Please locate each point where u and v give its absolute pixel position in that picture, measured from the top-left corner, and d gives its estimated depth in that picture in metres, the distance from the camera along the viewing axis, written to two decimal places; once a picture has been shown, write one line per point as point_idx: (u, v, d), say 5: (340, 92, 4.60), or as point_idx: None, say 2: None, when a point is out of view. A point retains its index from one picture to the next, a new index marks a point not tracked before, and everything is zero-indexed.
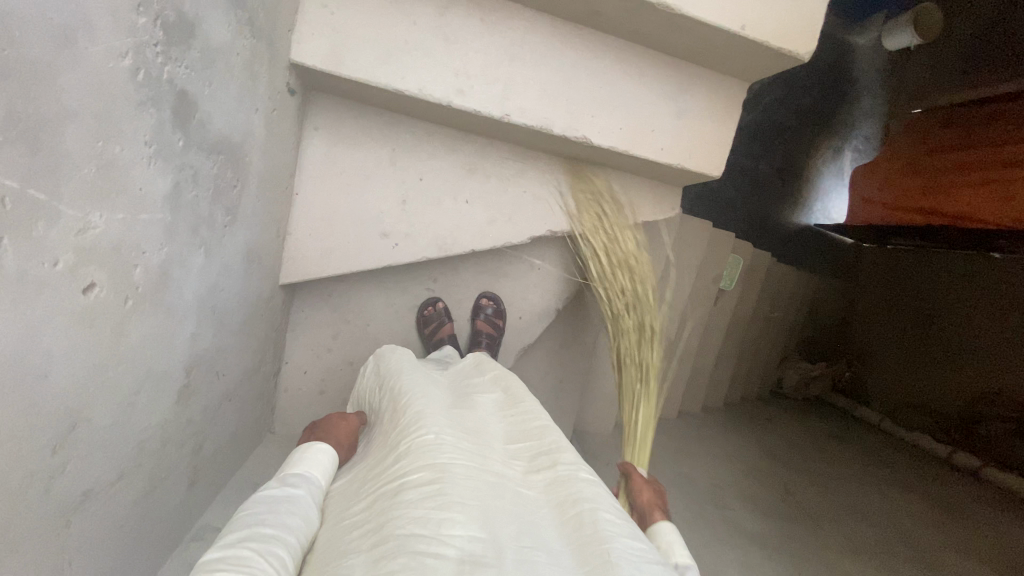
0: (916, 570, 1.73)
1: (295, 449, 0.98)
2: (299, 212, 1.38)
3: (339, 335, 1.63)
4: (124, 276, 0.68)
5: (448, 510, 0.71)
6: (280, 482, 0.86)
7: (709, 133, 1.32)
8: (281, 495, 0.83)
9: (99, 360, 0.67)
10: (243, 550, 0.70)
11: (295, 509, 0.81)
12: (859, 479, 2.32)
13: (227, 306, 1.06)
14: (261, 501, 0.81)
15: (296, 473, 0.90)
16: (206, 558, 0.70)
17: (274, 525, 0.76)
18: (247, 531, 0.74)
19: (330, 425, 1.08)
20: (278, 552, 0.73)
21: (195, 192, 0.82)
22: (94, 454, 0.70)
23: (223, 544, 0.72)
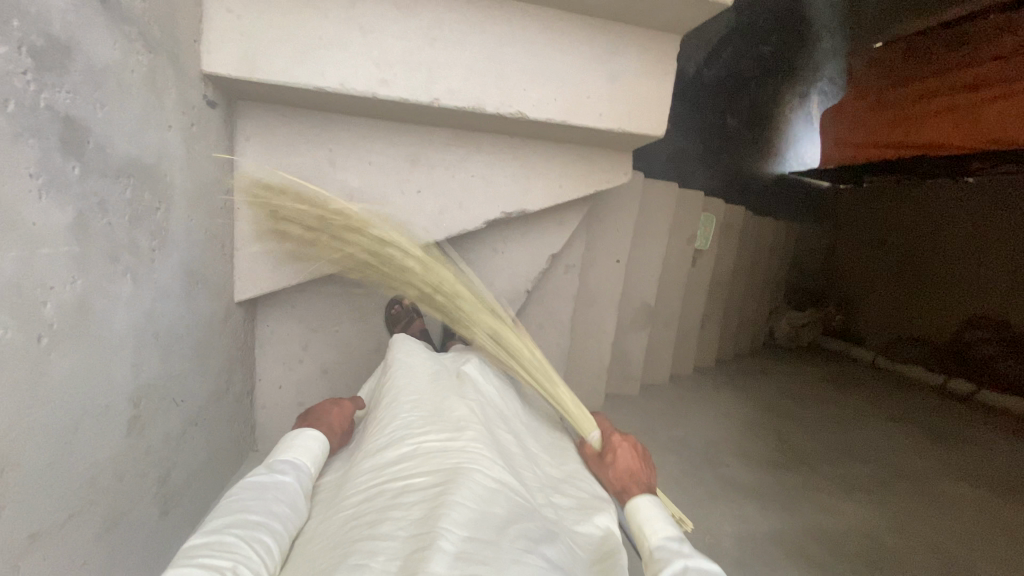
0: (912, 501, 1.75)
1: (288, 434, 0.98)
2: (244, 226, 1.36)
3: (309, 344, 1.62)
4: (33, 314, 0.67)
5: (448, 506, 0.71)
6: (267, 468, 0.86)
7: (646, 93, 1.30)
8: (269, 482, 0.83)
9: (18, 403, 0.65)
10: (227, 538, 0.70)
11: (281, 496, 0.81)
12: (853, 418, 2.33)
13: (173, 331, 1.04)
14: (247, 489, 0.80)
15: (285, 459, 0.90)
16: (190, 543, 0.70)
17: (259, 512, 0.75)
18: (231, 518, 0.73)
19: (322, 411, 1.07)
20: (264, 539, 0.72)
21: (106, 219, 0.80)
22: (33, 496, 0.69)
23: (207, 530, 0.71)
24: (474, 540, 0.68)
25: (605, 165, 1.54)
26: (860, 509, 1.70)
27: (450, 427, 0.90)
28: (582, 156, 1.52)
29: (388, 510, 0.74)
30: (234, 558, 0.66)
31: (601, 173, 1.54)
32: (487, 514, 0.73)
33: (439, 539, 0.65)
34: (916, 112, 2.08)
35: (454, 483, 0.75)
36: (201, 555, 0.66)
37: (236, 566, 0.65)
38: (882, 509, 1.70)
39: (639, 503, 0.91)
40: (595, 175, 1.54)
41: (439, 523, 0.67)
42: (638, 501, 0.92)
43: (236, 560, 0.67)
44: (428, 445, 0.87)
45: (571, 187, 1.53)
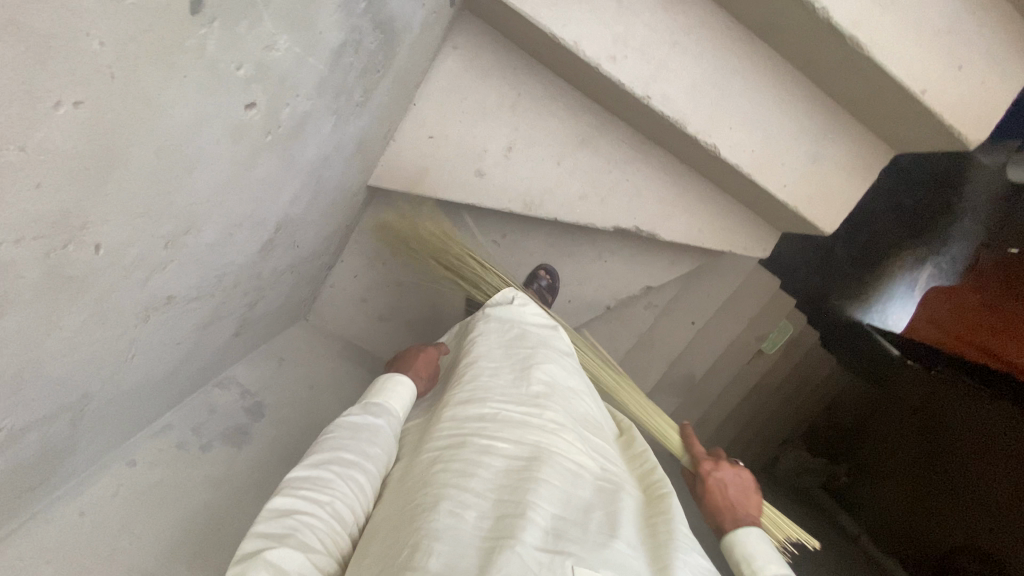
0: None
1: (379, 377, 1.08)
2: (409, 122, 1.38)
3: (398, 253, 1.65)
4: (276, 109, 0.68)
5: (535, 485, 0.78)
6: (362, 409, 0.97)
7: (836, 188, 1.27)
8: (364, 424, 0.94)
9: (228, 180, 0.68)
10: (325, 473, 0.82)
11: (374, 439, 0.92)
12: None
13: (326, 182, 1.07)
14: (345, 429, 0.92)
15: (378, 405, 1.00)
16: (295, 472, 0.83)
17: (354, 452, 0.87)
18: (331, 456, 0.86)
19: (410, 358, 1.17)
20: (358, 478, 0.84)
21: (351, 60, 0.83)
22: (189, 263, 0.71)
23: (310, 462, 0.84)
24: (561, 520, 0.75)
25: (749, 231, 1.51)
26: None
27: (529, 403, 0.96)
28: (733, 214, 1.49)
29: (474, 466, 0.81)
30: (331, 496, 0.78)
31: (742, 237, 1.51)
32: (571, 498, 0.80)
33: (530, 513, 0.73)
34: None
35: (539, 463, 0.82)
36: (303, 487, 0.80)
37: (332, 504, 0.78)
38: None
39: (742, 534, 0.86)
40: (737, 237, 1.51)
41: (528, 499, 0.75)
42: (735, 533, 0.87)
43: (334, 495, 0.80)
44: (508, 415, 0.93)
45: (709, 235, 1.51)
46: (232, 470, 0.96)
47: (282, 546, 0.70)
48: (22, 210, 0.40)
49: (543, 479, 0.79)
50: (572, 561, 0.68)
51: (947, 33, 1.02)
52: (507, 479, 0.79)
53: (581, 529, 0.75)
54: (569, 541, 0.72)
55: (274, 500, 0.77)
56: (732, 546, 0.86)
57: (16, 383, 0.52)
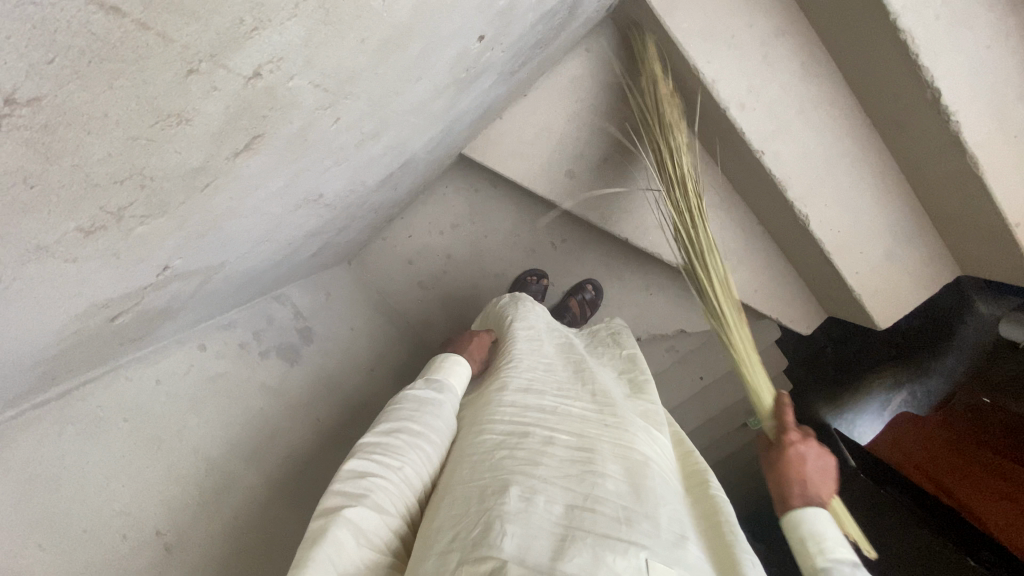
0: None
1: (434, 357, 0.94)
2: (521, 104, 1.40)
3: (459, 227, 1.65)
4: (489, 48, 0.70)
5: (603, 478, 0.66)
6: (423, 384, 0.85)
7: (901, 288, 1.33)
8: (426, 397, 0.82)
9: (423, 101, 0.68)
10: (394, 441, 0.71)
11: (439, 414, 0.80)
12: None
13: (449, 134, 1.07)
14: (409, 397, 0.81)
15: (441, 378, 0.89)
16: (361, 441, 0.72)
17: (421, 423, 0.76)
18: (396, 423, 0.75)
19: (463, 341, 1.03)
20: (428, 448, 0.73)
21: (542, 26, 0.84)
22: (352, 167, 0.70)
23: (375, 432, 0.74)
24: (635, 508, 0.63)
25: (798, 305, 1.56)
26: None
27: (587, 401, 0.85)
28: (789, 285, 1.54)
29: (535, 453, 0.69)
30: (401, 462, 0.68)
31: (790, 309, 1.56)
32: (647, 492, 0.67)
33: (602, 507, 0.61)
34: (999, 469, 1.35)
35: (606, 459, 0.71)
36: (372, 453, 0.69)
37: (404, 472, 0.68)
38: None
39: (809, 518, 0.67)
40: (786, 307, 1.56)
41: (598, 492, 0.64)
42: (804, 515, 0.68)
43: (405, 461, 0.70)
44: (566, 411, 0.81)
45: (763, 298, 1.55)
46: (283, 384, 0.93)
47: (359, 508, 0.61)
48: (340, 60, 0.40)
49: (613, 473, 0.68)
50: (648, 555, 0.56)
51: None
52: (573, 470, 0.67)
53: (659, 528, 0.62)
54: (645, 529, 0.60)
55: (345, 466, 0.67)
56: (798, 525, 0.68)
57: (208, 226, 0.50)
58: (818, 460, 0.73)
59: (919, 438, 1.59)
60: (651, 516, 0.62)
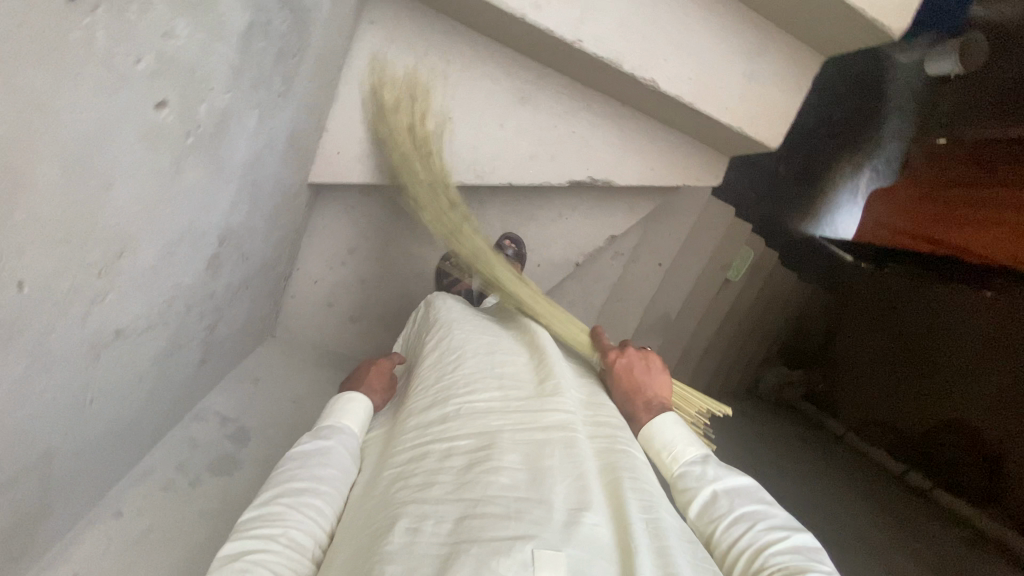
0: (907, 561, 1.73)
1: (329, 400, 0.99)
2: (340, 106, 1.30)
3: (356, 250, 1.59)
4: (192, 107, 0.63)
5: (495, 475, 0.69)
6: (310, 436, 0.88)
7: (775, 103, 1.29)
8: (313, 449, 0.85)
9: (153, 195, 0.62)
10: (276, 507, 0.73)
11: (327, 461, 0.83)
12: (835, 467, 2.34)
13: (263, 185, 1.01)
14: (295, 454, 0.83)
15: (331, 425, 0.92)
16: (243, 517, 0.73)
17: (305, 478, 0.78)
18: (280, 486, 0.77)
19: (361, 372, 1.07)
20: (314, 502, 0.76)
21: (264, 44, 0.77)
22: (133, 290, 0.66)
23: (258, 503, 0.75)
24: (526, 501, 0.65)
25: (702, 160, 1.53)
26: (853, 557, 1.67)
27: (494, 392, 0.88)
28: (683, 146, 1.50)
29: (435, 473, 0.72)
30: (281, 526, 0.70)
31: (695, 168, 1.53)
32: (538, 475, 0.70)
33: (491, 508, 0.64)
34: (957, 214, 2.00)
35: (503, 452, 0.73)
36: (252, 527, 0.70)
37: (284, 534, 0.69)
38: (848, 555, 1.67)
39: (657, 424, 0.89)
40: (690, 168, 1.53)
41: (489, 493, 0.66)
42: (653, 423, 0.89)
43: (288, 525, 0.71)
44: (474, 409, 0.84)
45: (663, 172, 1.51)
46: (225, 498, 0.93)
47: None
48: None
49: (507, 467, 0.70)
50: (532, 546, 0.59)
51: None
52: (467, 476, 0.70)
53: (546, 508, 0.64)
54: (535, 520, 0.63)
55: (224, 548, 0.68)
56: (653, 435, 0.88)
57: None
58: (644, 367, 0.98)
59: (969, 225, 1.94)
60: (539, 504, 0.65)
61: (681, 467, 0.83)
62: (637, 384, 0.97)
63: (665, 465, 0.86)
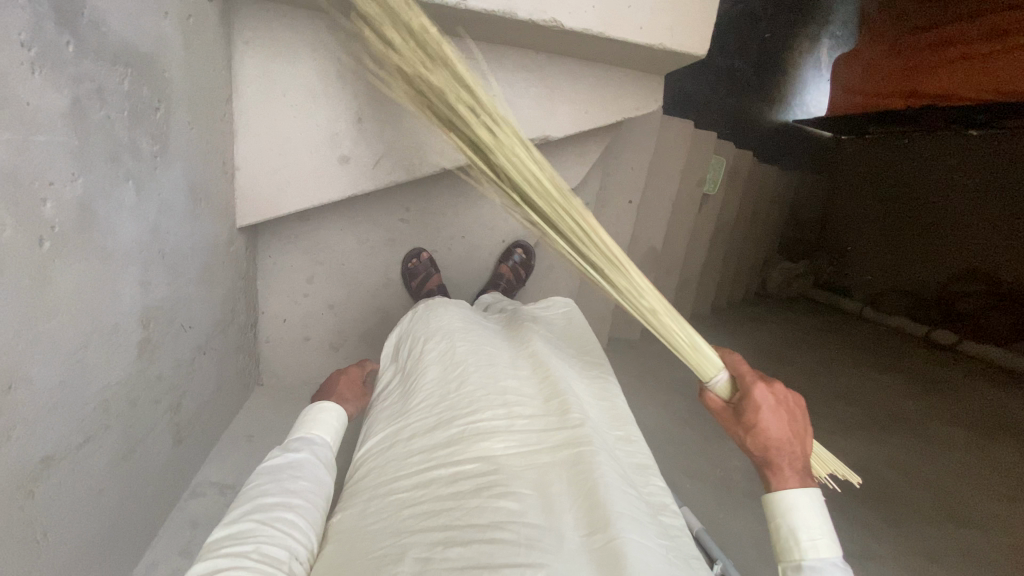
0: (945, 427, 1.71)
1: (302, 413, 0.92)
2: (244, 141, 1.23)
3: (314, 278, 1.52)
4: (32, 212, 0.58)
5: (506, 498, 0.67)
6: (281, 449, 0.82)
7: (692, 6, 1.19)
8: (284, 462, 0.79)
9: (24, 315, 0.58)
10: (246, 524, 0.67)
11: (300, 475, 0.78)
12: (860, 350, 2.30)
13: (178, 251, 0.95)
14: (264, 468, 0.78)
15: (305, 435, 0.87)
16: (211, 539, 0.67)
17: (276, 492, 0.72)
18: (250, 502, 0.71)
19: (331, 383, 1.02)
20: (286, 515, 0.70)
21: (105, 112, 0.70)
22: (46, 414, 0.63)
23: (226, 523, 0.69)
24: (537, 527, 0.64)
25: (638, 86, 1.43)
26: (892, 437, 1.64)
27: (501, 404, 0.84)
28: (614, 77, 1.40)
29: (443, 501, 0.69)
30: (252, 541, 0.64)
31: (633, 97, 1.43)
32: (552, 498, 0.68)
33: (503, 535, 0.62)
34: (925, 62, 1.95)
35: (514, 475, 0.71)
36: (222, 547, 0.64)
37: (258, 548, 0.63)
38: (886, 436, 1.64)
39: (796, 503, 0.74)
40: (628, 98, 1.43)
41: (500, 520, 0.64)
42: (787, 497, 0.74)
43: (259, 542, 0.65)
44: (478, 424, 0.80)
45: (600, 111, 1.42)
46: None
47: None
48: None
49: (518, 491, 0.68)
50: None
51: None
52: (474, 500, 0.68)
53: (561, 534, 0.63)
54: (549, 545, 0.61)
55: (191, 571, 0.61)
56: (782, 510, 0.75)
57: None
58: (787, 416, 0.78)
59: (936, 70, 1.90)
60: (553, 531, 0.63)
61: (814, 559, 0.72)
62: (785, 443, 0.77)
63: (784, 545, 0.75)
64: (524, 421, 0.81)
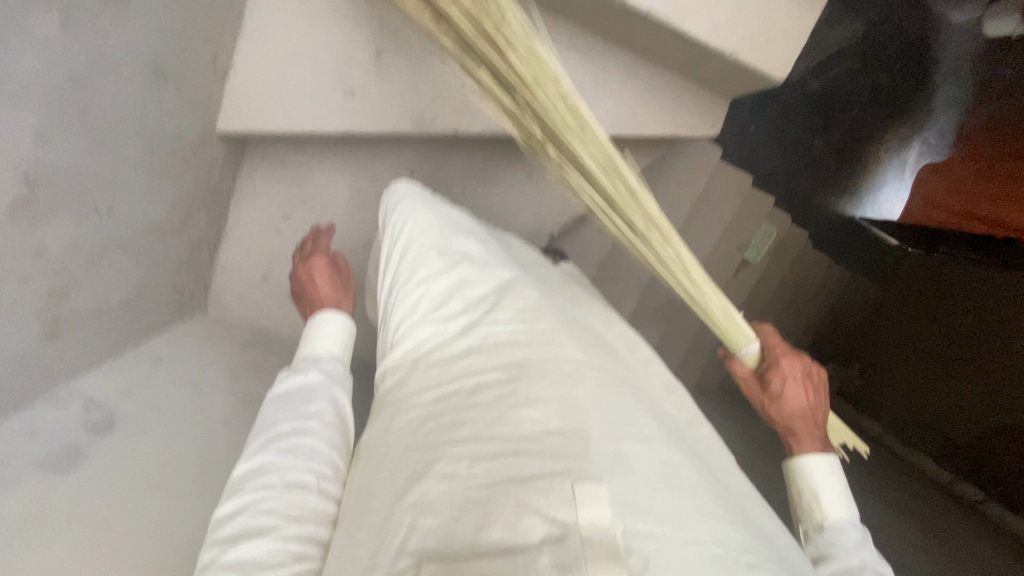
0: None
1: (307, 324, 0.97)
2: (246, 45, 1.08)
3: (291, 216, 1.38)
4: None
5: (528, 413, 0.70)
6: (292, 371, 0.91)
7: (777, 18, 1.02)
8: (297, 387, 0.88)
9: None
10: (267, 457, 0.79)
11: (313, 398, 0.87)
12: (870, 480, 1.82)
13: (108, 120, 0.83)
14: (275, 398, 0.88)
15: (311, 351, 0.94)
16: (240, 472, 0.80)
17: (290, 422, 0.83)
18: (270, 432, 0.83)
19: (309, 281, 1.02)
20: (304, 442, 0.81)
21: None
22: None
23: (251, 456, 0.80)
24: (561, 437, 0.67)
25: (695, 104, 1.26)
26: None
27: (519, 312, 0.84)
28: (670, 86, 1.23)
29: (465, 412, 0.72)
30: (276, 474, 0.77)
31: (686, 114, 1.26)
32: (570, 405, 0.71)
33: (528, 449, 0.66)
34: None
35: (530, 383, 0.74)
36: (257, 477, 0.78)
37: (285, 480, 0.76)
38: None
39: (812, 466, 0.87)
40: (680, 114, 1.27)
41: (523, 434, 0.68)
42: (804, 461, 0.88)
43: (283, 472, 0.78)
44: (496, 337, 0.81)
45: (647, 120, 1.25)
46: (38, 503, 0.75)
47: (239, 544, 0.71)
48: None
49: (537, 402, 0.71)
50: (573, 483, 0.61)
51: None
52: (496, 415, 0.71)
53: (584, 440, 0.66)
54: (571, 458, 0.64)
55: (223, 505, 0.75)
56: (799, 473, 0.88)
57: None
58: (806, 385, 0.94)
59: None
60: (575, 438, 0.67)
61: (833, 521, 0.83)
62: (800, 410, 0.92)
63: (807, 507, 0.86)
64: (539, 329, 0.82)
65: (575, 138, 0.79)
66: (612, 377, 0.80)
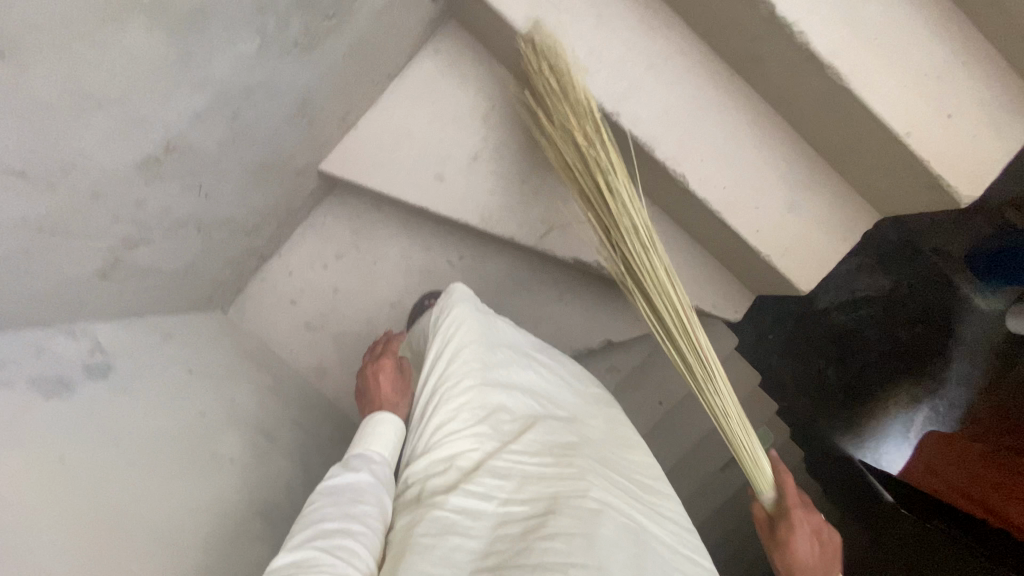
0: None
1: (362, 421, 0.99)
2: (374, 114, 1.30)
3: (343, 257, 1.50)
4: None
5: (553, 543, 0.73)
6: (343, 467, 0.90)
7: (815, 243, 1.17)
8: (348, 484, 0.86)
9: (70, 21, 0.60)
10: (311, 551, 0.74)
11: (358, 498, 0.84)
12: None
13: (247, 127, 0.98)
14: (323, 492, 0.85)
15: (363, 450, 0.94)
16: (279, 562, 0.73)
17: (337, 519, 0.80)
18: (315, 526, 0.78)
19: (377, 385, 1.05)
20: (348, 543, 0.77)
21: None
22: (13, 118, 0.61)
23: (292, 547, 0.75)
24: (586, 569, 0.69)
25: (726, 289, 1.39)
26: None
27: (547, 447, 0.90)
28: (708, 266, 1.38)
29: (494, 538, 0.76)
30: (319, 571, 0.71)
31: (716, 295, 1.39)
32: (594, 538, 0.74)
33: None
34: None
35: (556, 515, 0.77)
36: (291, 573, 0.71)
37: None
38: None
39: None
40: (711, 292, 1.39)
41: (549, 562, 0.70)
42: None
43: (323, 569, 0.72)
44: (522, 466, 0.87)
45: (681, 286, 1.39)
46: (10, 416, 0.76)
47: None
48: None
49: (564, 532, 0.74)
50: None
51: (934, 81, 0.99)
52: (521, 544, 0.74)
53: None
54: None
55: None
56: None
57: None
58: (816, 534, 0.95)
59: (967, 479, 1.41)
60: (600, 572, 0.69)
61: None
62: (807, 555, 0.94)
63: None
64: (566, 464, 0.86)
65: (654, 266, 1.00)
66: (634, 519, 0.82)
